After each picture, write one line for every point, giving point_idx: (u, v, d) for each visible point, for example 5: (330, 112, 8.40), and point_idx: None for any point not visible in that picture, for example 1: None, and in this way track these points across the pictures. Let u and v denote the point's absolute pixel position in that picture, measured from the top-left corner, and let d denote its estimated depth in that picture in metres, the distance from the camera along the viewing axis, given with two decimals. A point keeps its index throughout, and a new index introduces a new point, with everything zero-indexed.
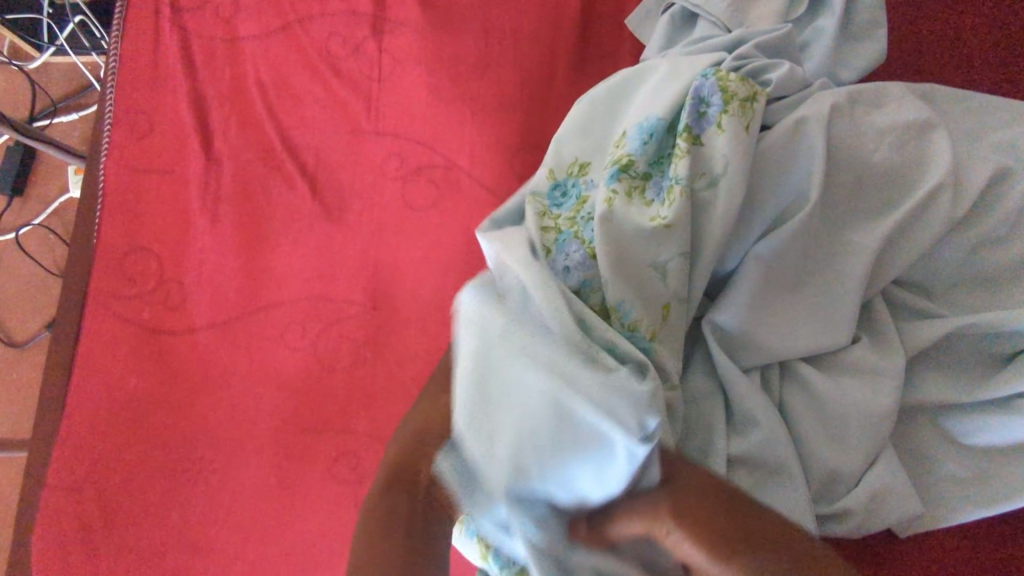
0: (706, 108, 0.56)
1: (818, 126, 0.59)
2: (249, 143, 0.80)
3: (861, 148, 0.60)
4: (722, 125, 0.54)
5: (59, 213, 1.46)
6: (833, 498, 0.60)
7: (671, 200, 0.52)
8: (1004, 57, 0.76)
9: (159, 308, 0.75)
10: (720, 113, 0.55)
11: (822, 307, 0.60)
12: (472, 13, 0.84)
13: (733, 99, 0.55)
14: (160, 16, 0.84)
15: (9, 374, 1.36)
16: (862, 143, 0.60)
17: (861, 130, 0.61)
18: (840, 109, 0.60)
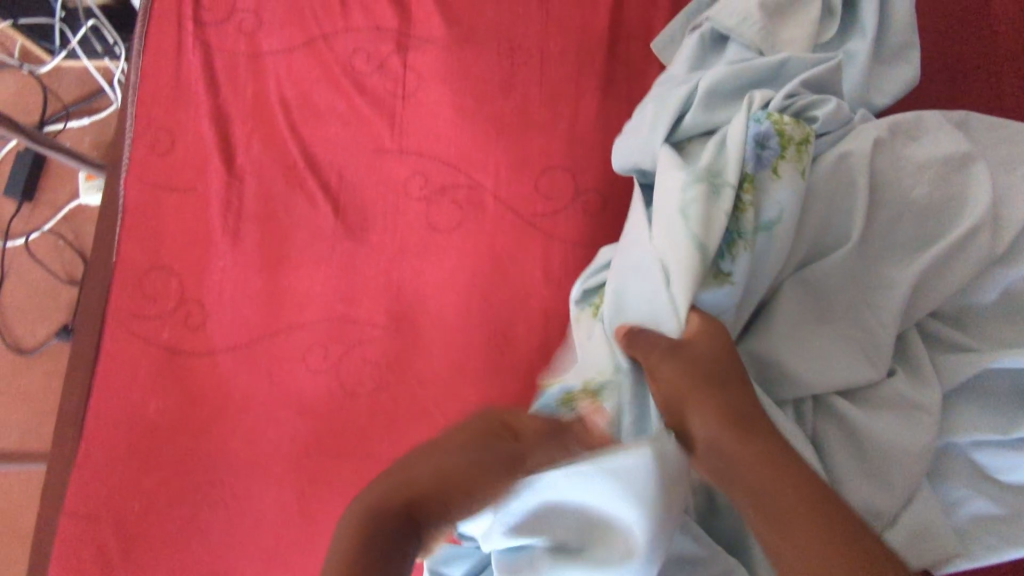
0: (763, 150, 0.56)
1: (862, 161, 0.58)
2: (271, 160, 0.78)
3: (901, 182, 0.59)
4: (779, 171, 0.55)
5: (69, 219, 1.45)
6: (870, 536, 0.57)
7: (734, 254, 0.53)
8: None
9: (180, 329, 0.74)
10: (777, 157, 0.56)
11: (856, 341, 0.57)
12: (499, 31, 0.83)
13: (790, 143, 0.56)
14: (183, 28, 0.81)
15: (18, 382, 1.35)
16: (901, 179, 0.59)
17: (900, 165, 0.60)
18: (882, 144, 0.59)
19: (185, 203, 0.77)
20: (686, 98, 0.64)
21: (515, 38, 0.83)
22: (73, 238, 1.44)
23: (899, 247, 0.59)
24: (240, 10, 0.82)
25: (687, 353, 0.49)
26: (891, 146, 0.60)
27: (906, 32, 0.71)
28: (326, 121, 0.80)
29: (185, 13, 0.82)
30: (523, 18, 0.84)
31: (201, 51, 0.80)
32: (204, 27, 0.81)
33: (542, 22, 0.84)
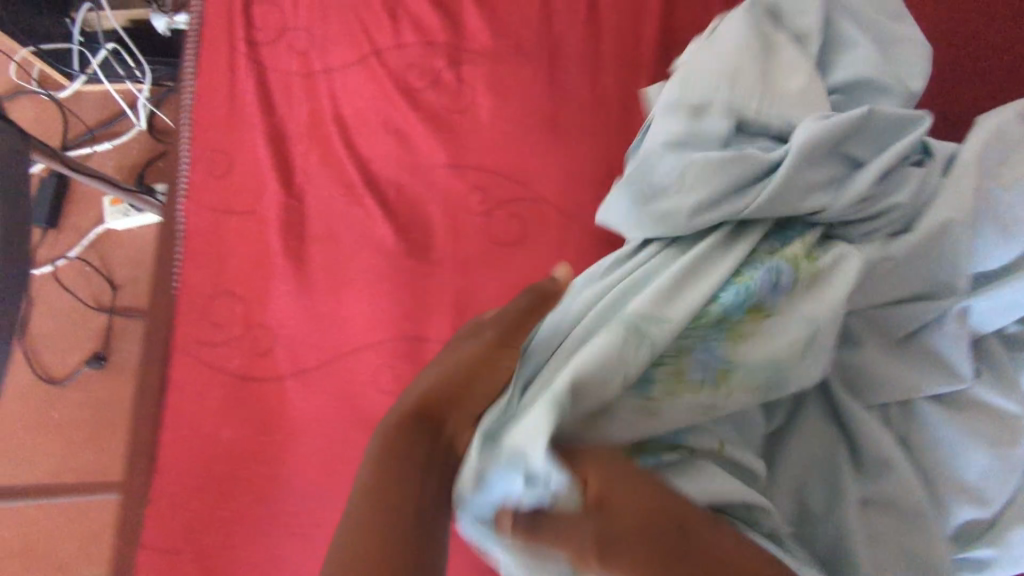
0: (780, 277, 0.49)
1: (965, 232, 0.54)
2: (330, 179, 0.77)
3: (996, 220, 0.54)
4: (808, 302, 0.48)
5: (95, 245, 1.43)
6: (967, 538, 0.57)
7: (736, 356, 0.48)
8: None
9: (247, 355, 0.73)
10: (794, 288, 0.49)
11: (957, 366, 0.56)
12: (552, 42, 0.83)
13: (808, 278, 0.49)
14: (235, 50, 0.80)
15: (48, 413, 1.33)
16: (980, 201, 0.55)
17: (1000, 198, 0.55)
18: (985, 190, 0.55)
19: (244, 227, 0.76)
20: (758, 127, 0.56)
21: (567, 47, 0.82)
22: (99, 265, 1.42)
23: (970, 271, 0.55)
24: (291, 30, 0.81)
25: (621, 513, 0.39)
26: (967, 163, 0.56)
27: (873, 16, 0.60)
28: (381, 136, 0.78)
29: (235, 36, 0.81)
30: (574, 27, 0.83)
31: (254, 73, 0.79)
32: (257, 49, 0.81)
33: (594, 31, 0.83)
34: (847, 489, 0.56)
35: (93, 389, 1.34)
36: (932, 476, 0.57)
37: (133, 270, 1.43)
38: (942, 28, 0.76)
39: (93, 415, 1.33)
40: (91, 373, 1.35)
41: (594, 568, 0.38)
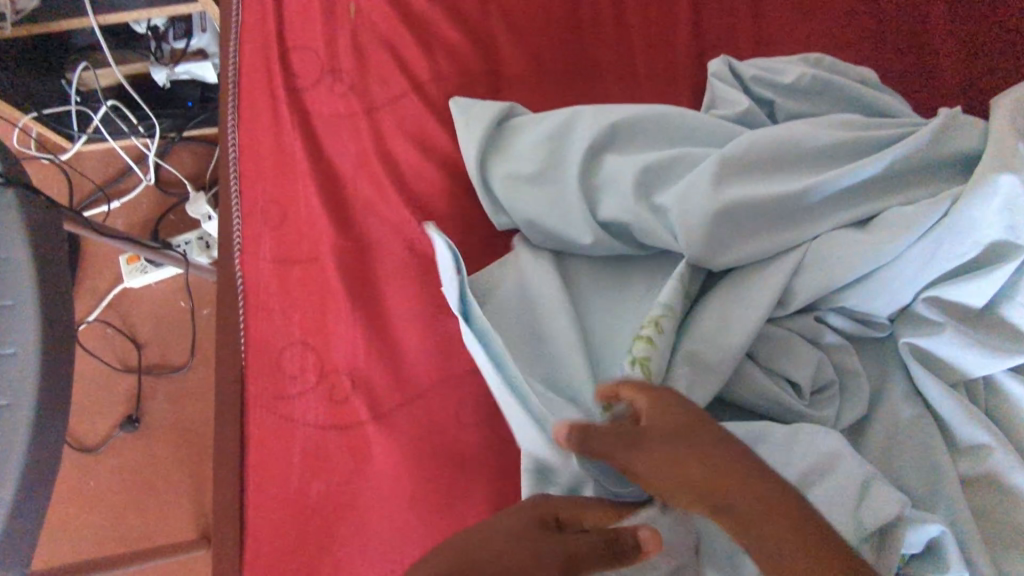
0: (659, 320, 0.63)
1: (981, 182, 0.61)
2: (387, 217, 0.77)
3: None
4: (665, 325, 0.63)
5: (115, 306, 1.41)
6: None
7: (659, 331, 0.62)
8: None
9: (326, 404, 0.71)
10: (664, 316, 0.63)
11: (1011, 330, 0.64)
12: (587, 61, 0.83)
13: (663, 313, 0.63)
14: (277, 99, 0.80)
15: (85, 482, 1.30)
16: (986, 189, 0.61)
17: None
18: (1001, 141, 0.62)
19: (306, 274, 0.76)
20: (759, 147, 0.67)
21: (605, 64, 0.83)
22: (121, 325, 1.40)
23: (971, 256, 0.63)
24: (329, 74, 0.81)
25: None
26: (943, 140, 0.65)
27: (800, 66, 0.78)
28: (433, 170, 0.78)
29: (275, 85, 0.81)
30: (608, 44, 0.84)
31: (299, 120, 0.79)
32: (298, 94, 0.80)
33: (627, 47, 0.84)
34: (948, 471, 0.62)
35: (129, 453, 1.32)
36: (977, 442, 0.63)
37: (156, 327, 1.40)
38: (940, 39, 0.82)
39: (132, 480, 1.30)
40: (125, 437, 1.33)
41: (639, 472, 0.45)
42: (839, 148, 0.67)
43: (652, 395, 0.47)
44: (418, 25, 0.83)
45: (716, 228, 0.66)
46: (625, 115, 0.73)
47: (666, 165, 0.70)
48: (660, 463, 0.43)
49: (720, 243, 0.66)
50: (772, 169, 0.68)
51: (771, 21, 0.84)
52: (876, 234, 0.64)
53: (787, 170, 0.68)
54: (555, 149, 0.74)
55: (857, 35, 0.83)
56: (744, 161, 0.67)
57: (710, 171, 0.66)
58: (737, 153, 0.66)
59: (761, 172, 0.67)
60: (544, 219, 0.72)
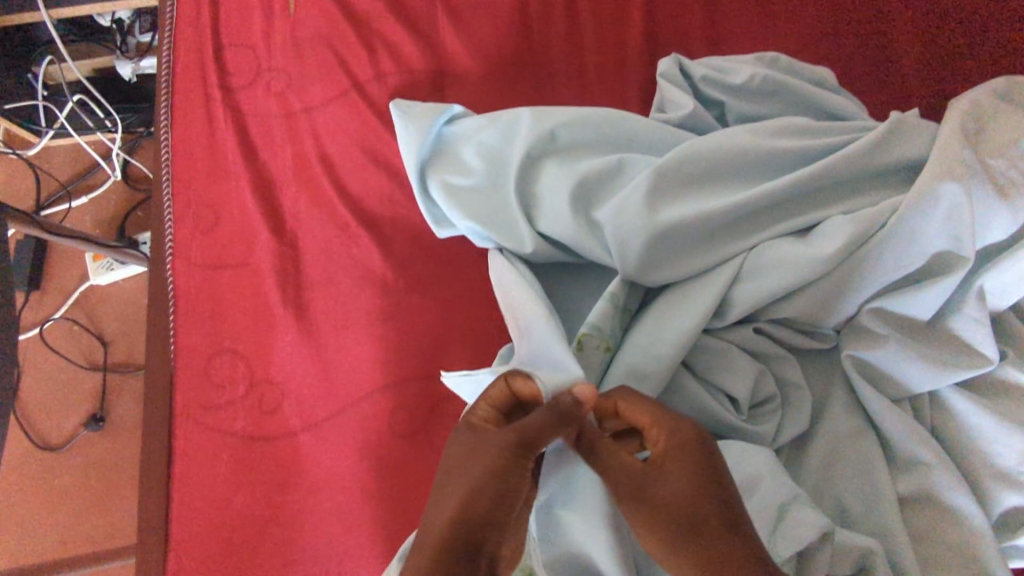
0: (586, 338, 0.62)
1: (920, 188, 0.59)
2: (322, 220, 0.74)
3: (973, 173, 0.59)
4: (586, 341, 0.62)
5: (81, 303, 1.39)
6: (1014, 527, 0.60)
7: (583, 349, 0.62)
8: (998, 60, 0.79)
9: (255, 413, 0.70)
10: (587, 333, 0.62)
11: (956, 342, 0.62)
12: (533, 58, 0.81)
13: (589, 332, 0.62)
14: (212, 99, 0.78)
15: (49, 481, 1.28)
16: (928, 198, 0.59)
17: (988, 161, 0.60)
18: (945, 146, 0.60)
19: (239, 279, 0.74)
20: (697, 156, 0.65)
21: (551, 63, 0.81)
22: (87, 322, 1.38)
23: (915, 265, 0.61)
24: (266, 72, 0.78)
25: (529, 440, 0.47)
26: (887, 147, 0.63)
27: (751, 63, 0.75)
28: (371, 172, 0.76)
29: (210, 84, 0.78)
30: (555, 41, 0.81)
31: (234, 120, 0.77)
32: (234, 94, 0.78)
33: (575, 44, 0.82)
34: (886, 489, 0.60)
35: (94, 452, 1.31)
36: (916, 458, 0.61)
37: (122, 324, 1.39)
38: (893, 41, 0.80)
39: (97, 478, 1.29)
40: (90, 435, 1.31)
41: (625, 507, 0.47)
42: (779, 156, 0.65)
43: (670, 432, 0.47)
44: (358, 20, 0.80)
45: (653, 242, 0.63)
46: (562, 118, 0.70)
47: (604, 173, 0.68)
48: (643, 514, 0.45)
49: (655, 257, 0.64)
50: (710, 179, 0.66)
51: (724, 18, 0.82)
52: (815, 245, 0.62)
53: (725, 180, 0.66)
54: (495, 157, 0.72)
55: (812, 34, 0.81)
56: (681, 172, 0.65)
57: (644, 183, 0.64)
58: (674, 164, 0.65)
59: (698, 183, 0.66)
60: (482, 229, 0.69)
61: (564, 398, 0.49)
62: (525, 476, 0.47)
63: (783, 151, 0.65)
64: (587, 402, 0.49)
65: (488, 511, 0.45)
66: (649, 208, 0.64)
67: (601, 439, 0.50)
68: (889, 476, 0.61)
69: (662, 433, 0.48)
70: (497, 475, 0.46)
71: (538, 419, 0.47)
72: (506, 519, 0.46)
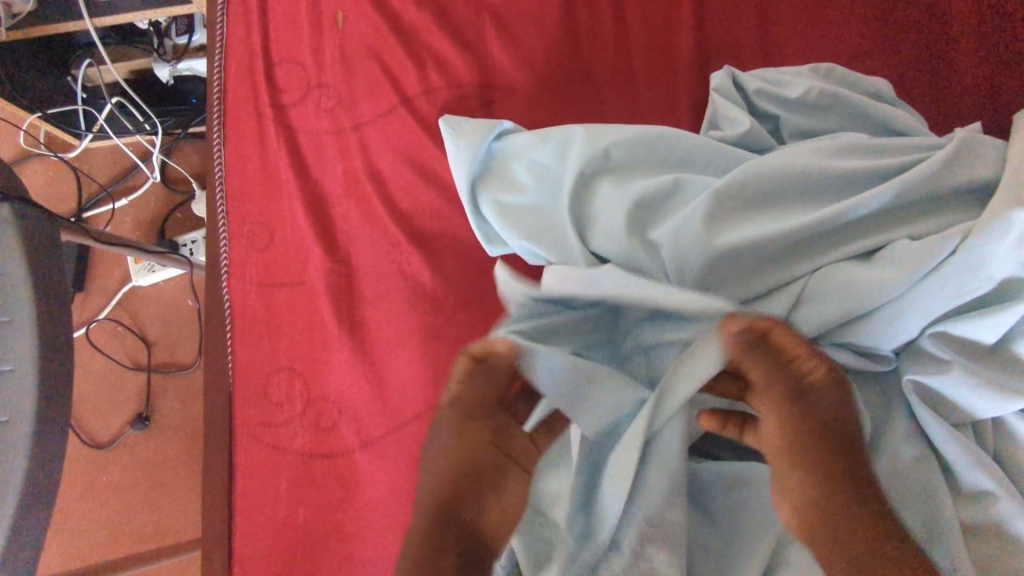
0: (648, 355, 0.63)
1: (989, 215, 0.57)
2: (374, 237, 0.75)
3: None
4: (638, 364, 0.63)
5: (124, 304, 1.42)
6: None
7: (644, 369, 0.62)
8: None
9: (312, 431, 0.71)
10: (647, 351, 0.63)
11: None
12: (582, 70, 0.80)
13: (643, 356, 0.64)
14: (263, 116, 0.78)
15: (99, 478, 1.32)
16: (997, 225, 0.56)
17: None
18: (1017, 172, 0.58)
19: (293, 298, 0.74)
20: (757, 175, 0.64)
21: (601, 75, 0.79)
22: (131, 323, 1.41)
23: (983, 291, 0.59)
24: (316, 88, 0.78)
25: (492, 398, 0.57)
26: (953, 169, 0.62)
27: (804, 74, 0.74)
28: (422, 188, 0.75)
29: (262, 101, 0.79)
30: (604, 52, 0.80)
31: (285, 138, 0.77)
32: (284, 112, 0.78)
33: (624, 56, 0.80)
34: (948, 517, 0.59)
35: (141, 450, 1.34)
36: (979, 487, 0.60)
37: (164, 324, 1.41)
38: (953, 49, 0.78)
39: (145, 475, 1.33)
40: (136, 434, 1.35)
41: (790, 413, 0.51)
42: (842, 177, 0.64)
43: (828, 364, 0.52)
44: (406, 33, 0.80)
45: (710, 266, 0.64)
46: (617, 135, 0.69)
47: (660, 193, 0.67)
48: (792, 419, 0.51)
49: (712, 281, 0.64)
50: (769, 200, 0.65)
51: (778, 27, 0.80)
52: (879, 271, 0.61)
53: (784, 202, 0.65)
54: (550, 175, 0.71)
55: (868, 43, 0.79)
56: (739, 194, 0.64)
57: (702, 206, 0.64)
58: (733, 187, 0.64)
59: (756, 206, 0.65)
60: (537, 250, 0.69)
61: (732, 327, 0.51)
62: (485, 431, 0.55)
63: (846, 172, 0.64)
64: (746, 326, 0.51)
65: (457, 470, 0.54)
66: (709, 228, 0.63)
67: (805, 356, 0.51)
68: (951, 504, 0.60)
69: (820, 361, 0.51)
70: (458, 438, 0.55)
71: (482, 388, 0.56)
72: (480, 472, 0.54)
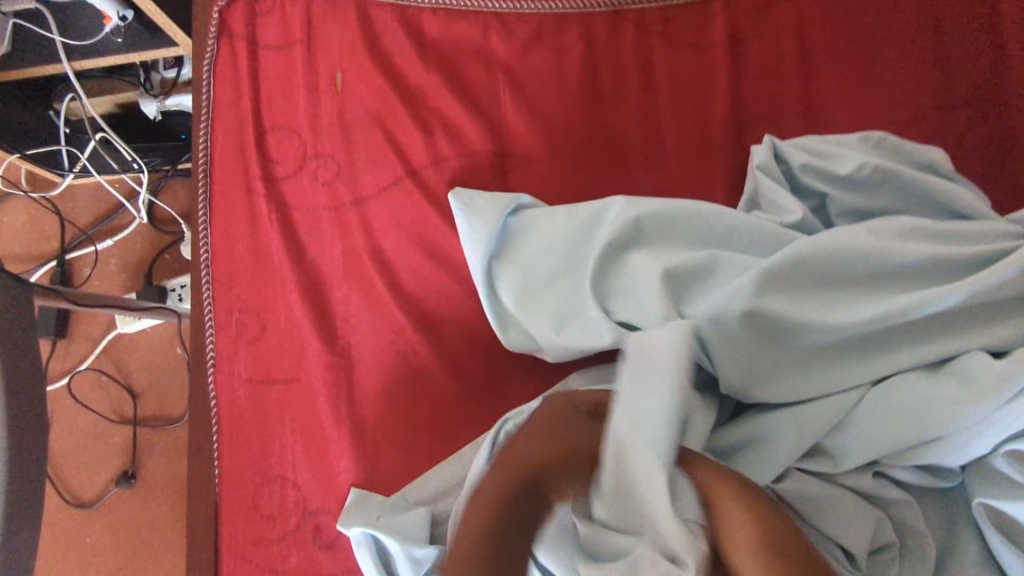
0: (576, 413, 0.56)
1: None
2: (376, 326, 0.67)
3: None
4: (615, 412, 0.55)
5: (108, 352, 1.33)
6: None
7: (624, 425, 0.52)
8: None
9: (307, 548, 0.63)
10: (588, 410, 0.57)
11: None
12: (606, 137, 0.72)
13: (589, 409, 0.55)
14: (254, 189, 0.71)
15: (81, 540, 1.25)
16: None
17: None
18: None
19: (287, 394, 0.67)
20: (807, 255, 0.58)
21: (626, 141, 0.72)
22: (115, 372, 1.33)
23: None
24: (313, 157, 0.71)
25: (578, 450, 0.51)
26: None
27: (850, 142, 0.66)
28: (430, 271, 0.68)
29: (253, 172, 0.72)
30: (630, 117, 0.73)
31: (277, 213, 0.70)
32: (277, 183, 0.71)
33: (652, 120, 0.73)
34: None
35: (124, 510, 1.26)
36: None
37: (154, 374, 1.32)
38: (1010, 115, 0.71)
39: (129, 538, 1.25)
40: (120, 492, 1.26)
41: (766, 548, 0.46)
42: (909, 263, 0.58)
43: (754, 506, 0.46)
44: (412, 97, 0.72)
45: (756, 359, 0.58)
46: (649, 207, 0.62)
47: (694, 273, 0.60)
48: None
49: (758, 372, 0.59)
50: (826, 287, 0.59)
51: (817, 90, 0.74)
52: (953, 387, 0.55)
53: (839, 287, 0.59)
54: (573, 256, 0.64)
55: (916, 109, 0.72)
56: (791, 276, 0.58)
57: (752, 291, 0.57)
58: (783, 269, 0.58)
59: (810, 291, 0.59)
60: (563, 344, 0.62)
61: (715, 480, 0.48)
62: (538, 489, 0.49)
63: (907, 262, 0.58)
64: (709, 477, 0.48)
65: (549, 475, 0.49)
66: (761, 301, 0.57)
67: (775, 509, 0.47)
68: None
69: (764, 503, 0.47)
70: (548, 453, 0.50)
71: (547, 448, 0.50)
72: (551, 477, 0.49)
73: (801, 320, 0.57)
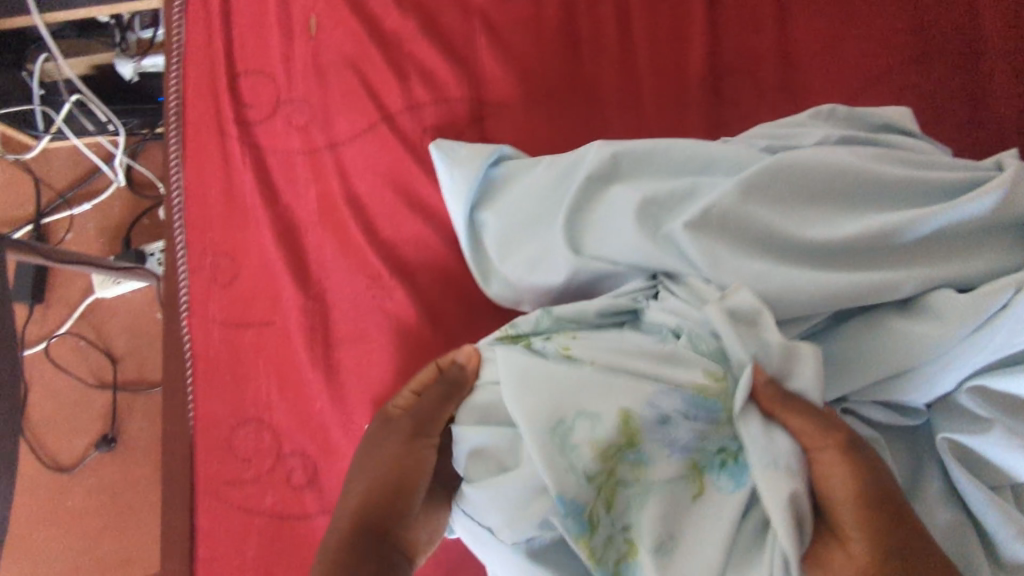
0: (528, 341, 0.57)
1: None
2: (350, 271, 0.66)
3: None
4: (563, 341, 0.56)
5: (87, 317, 1.32)
6: None
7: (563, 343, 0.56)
8: None
9: (283, 491, 0.64)
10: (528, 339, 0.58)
11: None
12: (584, 85, 0.72)
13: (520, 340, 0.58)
14: (228, 135, 0.71)
15: (60, 504, 1.23)
16: None
17: None
18: None
19: (262, 339, 0.67)
20: (783, 164, 0.57)
21: (603, 89, 0.72)
22: (95, 337, 1.31)
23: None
24: (287, 103, 0.71)
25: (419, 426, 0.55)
26: (1010, 204, 0.55)
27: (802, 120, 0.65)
28: (405, 214, 0.67)
29: (228, 118, 0.71)
30: (607, 64, 0.73)
31: (252, 160, 0.70)
32: (251, 129, 0.71)
33: (628, 68, 0.73)
34: None
35: (106, 474, 1.25)
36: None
37: (131, 338, 1.32)
38: (980, 62, 0.72)
39: (112, 501, 1.24)
40: (100, 457, 1.26)
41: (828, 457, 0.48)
42: (887, 187, 0.58)
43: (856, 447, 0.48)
44: (387, 42, 0.72)
45: (742, 263, 0.56)
46: (630, 145, 0.61)
47: (675, 196, 0.59)
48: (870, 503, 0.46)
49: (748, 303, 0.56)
50: (804, 201, 0.58)
51: (794, 39, 0.74)
52: (925, 323, 0.55)
53: (817, 202, 0.58)
54: (554, 199, 0.62)
55: (890, 57, 0.73)
56: (770, 183, 0.57)
57: (732, 201, 0.56)
58: (762, 179, 0.57)
59: (789, 202, 0.58)
60: (535, 280, 0.61)
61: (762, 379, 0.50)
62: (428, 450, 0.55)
63: (882, 184, 0.58)
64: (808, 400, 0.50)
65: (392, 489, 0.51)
66: (743, 207, 0.56)
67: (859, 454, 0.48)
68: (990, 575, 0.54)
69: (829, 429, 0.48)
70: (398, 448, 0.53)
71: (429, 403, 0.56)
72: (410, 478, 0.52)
73: (778, 231, 0.56)
